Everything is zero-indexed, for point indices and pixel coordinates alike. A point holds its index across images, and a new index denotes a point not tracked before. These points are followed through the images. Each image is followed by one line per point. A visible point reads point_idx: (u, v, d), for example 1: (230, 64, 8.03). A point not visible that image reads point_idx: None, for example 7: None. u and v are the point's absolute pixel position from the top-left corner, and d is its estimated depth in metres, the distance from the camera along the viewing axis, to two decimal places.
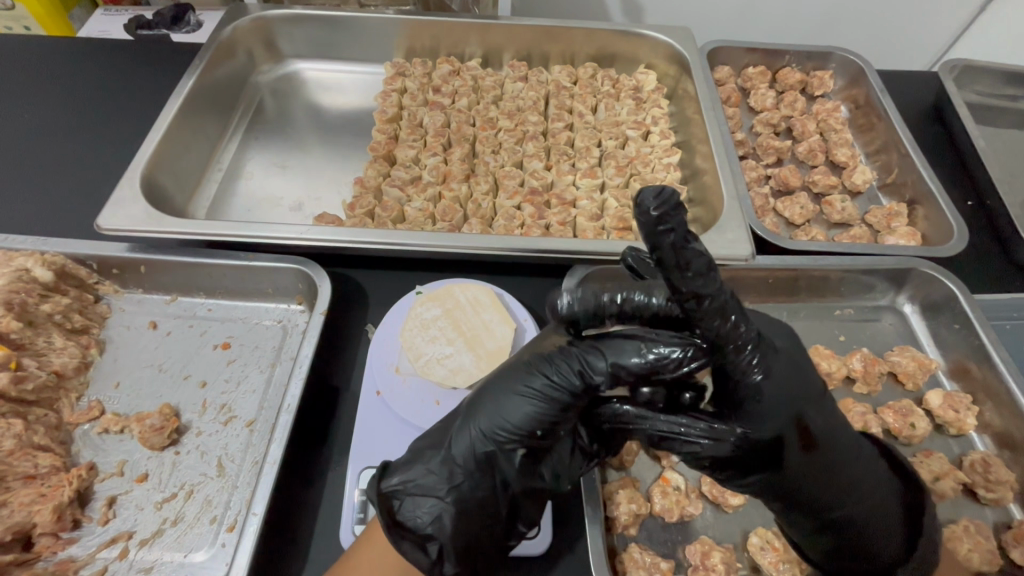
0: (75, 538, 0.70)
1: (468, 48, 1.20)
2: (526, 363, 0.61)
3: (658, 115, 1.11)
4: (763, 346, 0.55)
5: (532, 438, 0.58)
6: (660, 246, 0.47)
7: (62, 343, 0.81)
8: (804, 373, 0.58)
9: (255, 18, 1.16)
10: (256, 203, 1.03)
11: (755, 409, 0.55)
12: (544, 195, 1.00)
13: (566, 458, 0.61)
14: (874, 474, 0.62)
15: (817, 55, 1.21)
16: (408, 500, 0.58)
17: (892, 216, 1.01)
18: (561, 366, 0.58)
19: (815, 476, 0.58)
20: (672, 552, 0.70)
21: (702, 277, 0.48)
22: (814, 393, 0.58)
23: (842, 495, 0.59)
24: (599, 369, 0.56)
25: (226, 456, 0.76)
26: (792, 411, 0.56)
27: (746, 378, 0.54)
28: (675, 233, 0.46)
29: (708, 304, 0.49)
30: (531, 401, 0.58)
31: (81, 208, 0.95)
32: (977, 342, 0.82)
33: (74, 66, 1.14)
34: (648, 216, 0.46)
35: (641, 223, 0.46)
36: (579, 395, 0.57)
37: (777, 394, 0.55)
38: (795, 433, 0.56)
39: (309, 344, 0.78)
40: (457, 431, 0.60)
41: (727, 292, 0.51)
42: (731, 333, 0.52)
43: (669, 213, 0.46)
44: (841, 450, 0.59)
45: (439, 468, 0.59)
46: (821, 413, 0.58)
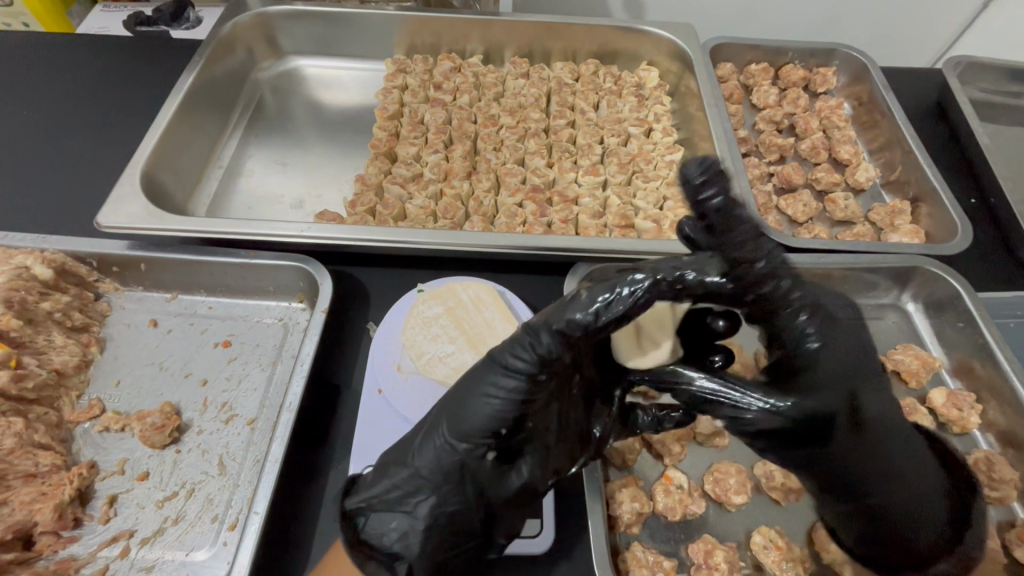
0: (75, 537, 0.70)
1: (469, 45, 1.20)
2: (482, 364, 0.61)
3: (660, 112, 1.10)
4: (821, 318, 0.62)
5: (497, 437, 0.59)
6: (706, 209, 0.62)
7: (62, 342, 0.80)
8: (862, 352, 0.64)
9: (255, 14, 1.15)
10: (257, 201, 1.03)
11: (813, 379, 0.61)
12: (546, 192, 1.00)
13: (538, 452, 0.61)
14: (918, 464, 0.65)
15: (820, 52, 1.21)
16: (374, 517, 0.60)
17: (895, 214, 1.00)
18: (518, 358, 0.59)
19: (864, 456, 0.63)
20: (675, 551, 0.70)
21: (752, 243, 0.60)
22: (869, 371, 0.64)
23: (885, 477, 0.63)
24: (550, 343, 0.59)
25: (227, 455, 0.76)
26: (846, 386, 0.62)
27: (803, 345, 0.62)
28: (718, 196, 0.61)
29: (763, 266, 0.60)
30: (489, 399, 0.59)
31: (81, 205, 0.94)
32: (981, 340, 0.82)
33: (73, 62, 1.14)
34: (693, 181, 0.62)
35: (686, 184, 0.62)
36: (536, 379, 0.59)
37: (836, 367, 0.62)
38: (847, 410, 0.61)
39: (310, 342, 0.78)
40: (419, 443, 0.61)
41: (779, 259, 0.61)
42: (783, 296, 0.61)
43: (710, 178, 0.61)
44: (893, 435, 0.64)
45: (403, 483, 0.60)
46: (874, 395, 0.64)
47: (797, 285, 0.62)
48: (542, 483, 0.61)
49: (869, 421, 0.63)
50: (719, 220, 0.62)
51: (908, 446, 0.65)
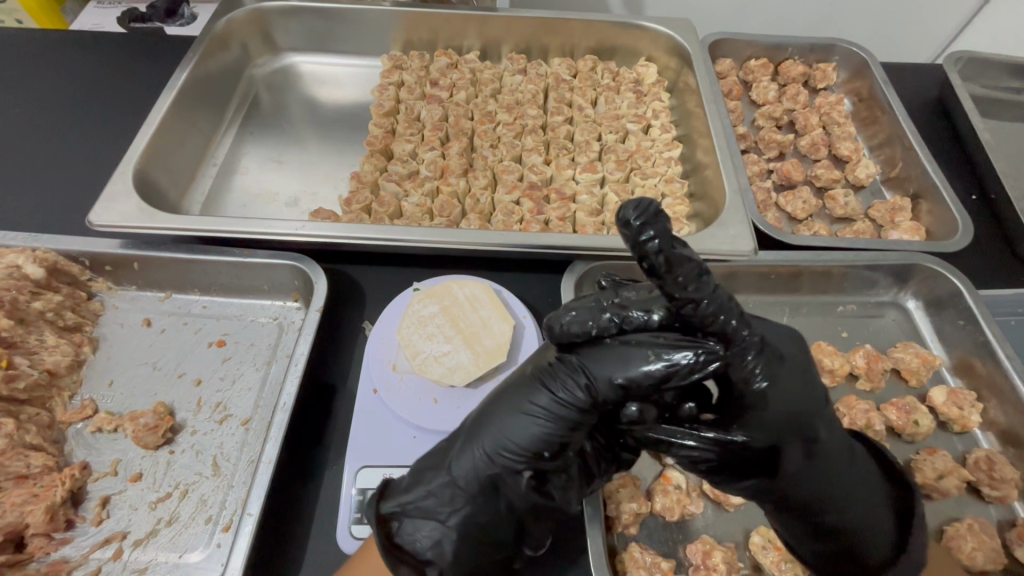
0: (68, 539, 0.69)
1: (466, 41, 1.18)
2: (533, 378, 0.58)
3: (659, 109, 1.09)
4: (770, 355, 0.53)
5: (540, 460, 0.57)
6: (645, 256, 0.45)
7: (54, 341, 0.79)
8: (811, 384, 0.55)
9: (249, 10, 1.14)
10: (252, 198, 1.02)
11: (760, 417, 0.53)
12: (543, 189, 0.99)
13: (575, 480, 0.59)
14: (865, 481, 0.59)
15: (820, 47, 1.20)
16: (407, 522, 0.59)
17: (895, 211, 0.99)
18: (567, 384, 0.56)
19: (806, 482, 0.57)
20: (673, 551, 0.69)
21: (696, 283, 0.47)
22: (819, 402, 0.56)
23: (825, 500, 0.58)
24: (603, 388, 0.54)
25: (221, 455, 0.75)
26: (795, 424, 0.54)
27: (750, 386, 0.52)
28: (660, 242, 0.44)
29: (708, 305, 0.48)
30: (538, 420, 0.56)
31: (74, 204, 0.94)
32: (982, 338, 0.81)
33: (66, 59, 1.12)
34: (629, 225, 0.45)
35: (626, 237, 0.45)
36: (588, 411, 0.55)
37: (785, 403, 0.53)
38: (796, 448, 0.55)
39: (304, 341, 0.77)
40: (459, 451, 0.59)
41: (724, 293, 0.49)
42: (735, 335, 0.50)
43: (649, 223, 0.45)
44: (840, 454, 0.58)
45: (440, 491, 0.59)
46: (823, 423, 0.56)
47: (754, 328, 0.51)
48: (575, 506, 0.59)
49: (818, 452, 0.56)
50: (667, 265, 0.46)
51: (852, 464, 0.59)
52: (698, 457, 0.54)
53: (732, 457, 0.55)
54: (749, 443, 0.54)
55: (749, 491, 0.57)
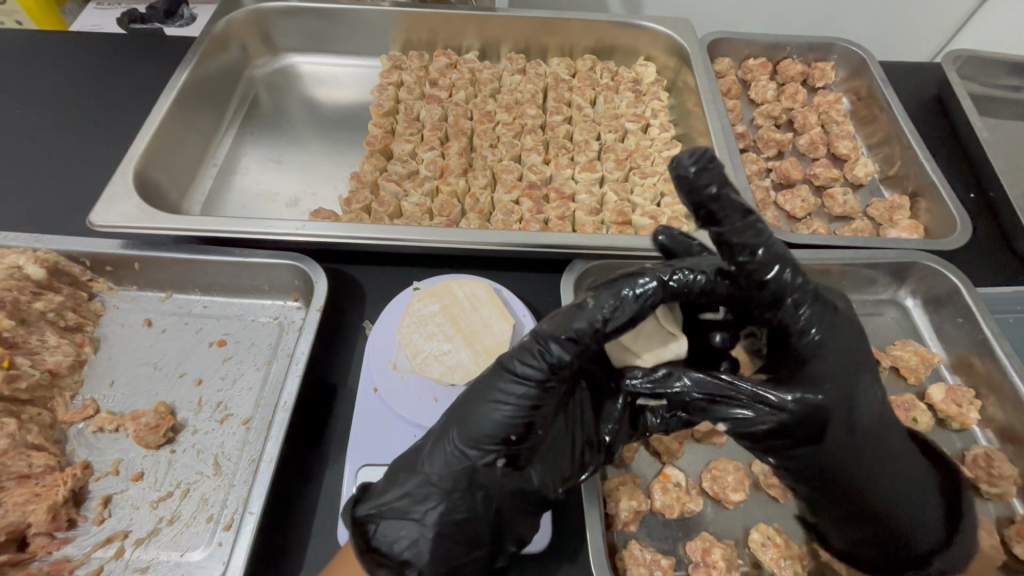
0: (70, 538, 0.69)
1: (465, 41, 1.19)
2: (493, 368, 0.60)
3: (658, 108, 1.09)
4: (822, 306, 0.60)
5: (509, 444, 0.58)
6: (705, 201, 0.54)
7: (56, 341, 0.80)
8: (858, 344, 0.61)
9: (249, 11, 1.14)
10: (252, 199, 1.02)
11: (818, 369, 0.60)
12: (543, 189, 0.99)
13: (549, 464, 0.61)
14: (906, 461, 0.65)
15: (818, 46, 1.20)
16: (384, 524, 0.58)
17: (894, 209, 1.00)
18: (524, 361, 0.58)
19: (853, 458, 0.61)
20: (673, 548, 0.70)
21: (753, 230, 0.56)
22: (865, 363, 0.62)
23: (873, 472, 0.62)
24: (563, 351, 0.57)
25: (222, 455, 0.75)
26: (849, 387, 0.60)
27: (804, 336, 0.60)
28: (716, 186, 0.54)
29: (763, 254, 0.57)
30: (502, 404, 0.58)
31: (75, 205, 0.94)
32: (981, 335, 0.82)
33: (66, 60, 1.13)
34: (686, 172, 0.54)
35: (683, 181, 0.54)
36: (545, 383, 0.58)
37: (838, 359, 0.60)
38: (841, 415, 0.59)
39: (304, 340, 0.77)
40: (430, 450, 0.60)
41: (777, 245, 0.58)
42: (789, 284, 0.58)
43: (705, 170, 0.53)
44: (888, 442, 0.63)
45: (413, 490, 0.59)
46: (872, 388, 0.62)
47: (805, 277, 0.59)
48: (553, 490, 0.61)
49: (865, 419, 0.61)
50: (719, 211, 0.55)
51: (898, 454, 0.64)
52: (765, 420, 0.59)
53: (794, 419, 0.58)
54: (784, 405, 0.59)
55: (799, 461, 0.61)
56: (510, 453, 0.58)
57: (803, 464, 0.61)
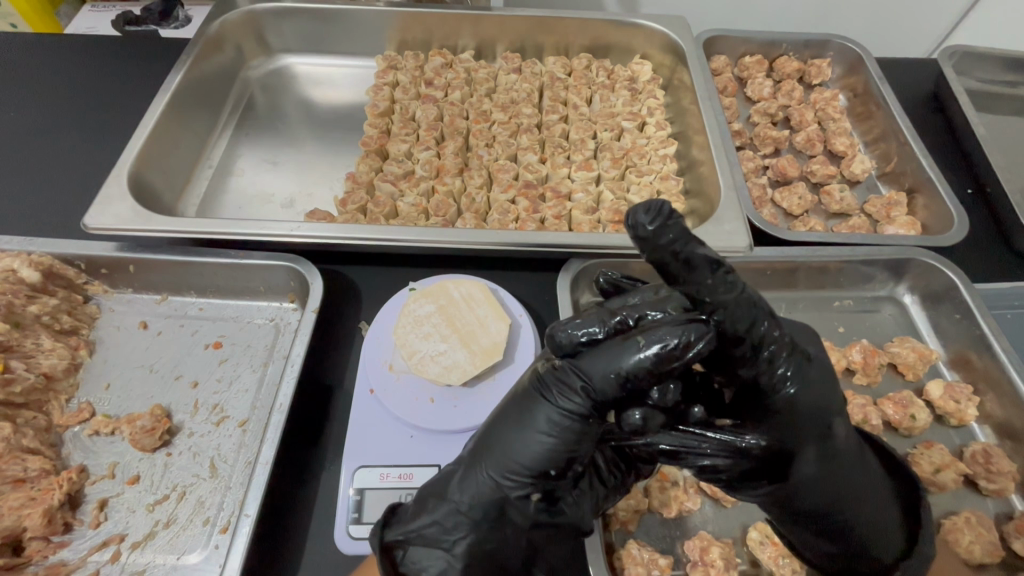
0: (66, 542, 0.69)
1: (461, 40, 1.18)
2: (528, 395, 0.58)
3: (654, 106, 1.09)
4: (797, 357, 0.57)
5: (545, 477, 0.57)
6: (665, 258, 0.48)
7: (51, 345, 0.79)
8: (829, 387, 0.59)
9: (243, 12, 1.14)
10: (247, 200, 1.02)
11: (790, 417, 0.57)
12: (539, 188, 0.99)
13: (585, 495, 0.60)
14: (877, 484, 0.62)
15: (815, 43, 1.20)
16: (413, 550, 0.59)
17: (892, 206, 0.99)
18: (565, 393, 0.56)
19: (823, 487, 0.59)
20: (671, 547, 0.69)
21: (725, 284, 0.51)
22: (835, 402, 0.59)
23: (841, 500, 0.60)
24: (606, 390, 0.53)
25: (218, 457, 0.75)
26: (818, 428, 0.57)
27: (779, 391, 0.56)
28: (677, 242, 0.47)
29: (733, 309, 0.51)
30: (542, 436, 0.56)
31: (69, 207, 0.94)
32: (978, 332, 0.81)
33: (60, 63, 1.12)
34: (644, 230, 0.47)
35: (638, 238, 0.48)
36: (590, 418, 0.55)
37: (812, 402, 0.57)
38: (812, 449, 0.58)
39: (300, 341, 0.77)
40: (464, 478, 0.59)
41: (747, 294, 0.52)
42: (767, 336, 0.54)
43: (665, 226, 0.47)
44: (855, 463, 0.60)
45: (443, 519, 0.59)
46: (842, 423, 0.59)
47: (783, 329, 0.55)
48: (587, 521, 0.60)
49: (835, 454, 0.59)
50: (683, 269, 0.49)
51: (866, 469, 0.61)
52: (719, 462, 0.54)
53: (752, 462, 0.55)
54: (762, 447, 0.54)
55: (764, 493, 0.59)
56: (547, 486, 0.57)
57: (771, 496, 0.59)
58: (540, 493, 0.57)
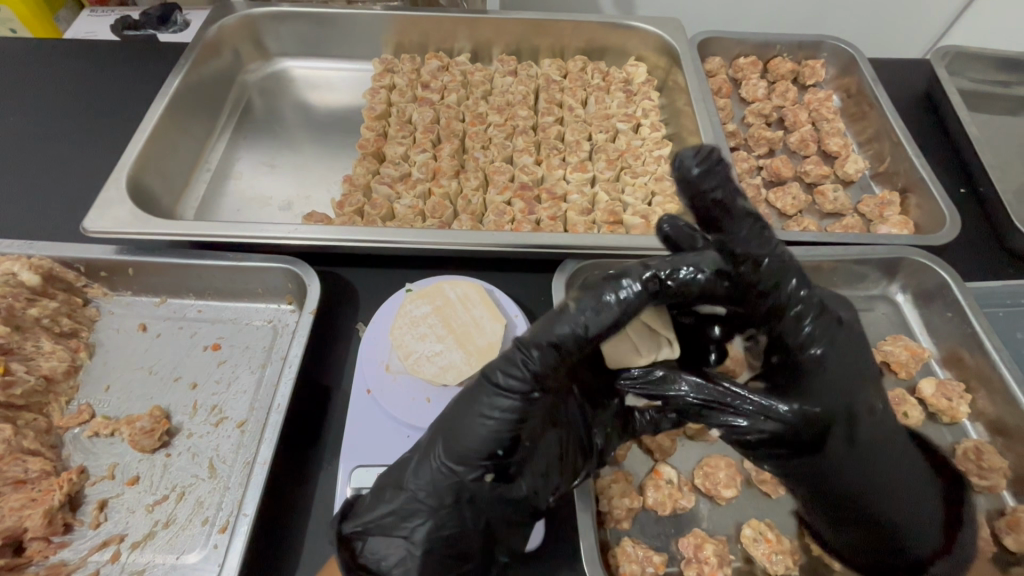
0: (66, 542, 0.70)
1: (457, 43, 1.19)
2: (478, 379, 0.59)
3: (648, 108, 1.10)
4: (830, 323, 0.59)
5: (494, 459, 0.57)
6: (706, 202, 0.56)
7: (51, 347, 0.80)
8: (861, 359, 0.60)
9: (241, 16, 1.15)
10: (245, 203, 1.03)
11: (816, 384, 0.59)
12: (535, 190, 1.00)
13: (539, 478, 0.61)
14: (909, 475, 0.64)
15: (808, 45, 1.21)
16: (371, 541, 0.60)
17: (884, 205, 1.00)
18: (506, 372, 0.56)
19: (855, 467, 0.61)
20: (666, 545, 0.70)
21: (758, 239, 0.57)
22: (869, 378, 0.61)
23: (874, 487, 0.62)
24: (544, 358, 0.55)
25: (217, 458, 0.76)
26: (846, 399, 0.59)
27: (805, 352, 0.59)
28: (719, 187, 0.55)
29: (769, 264, 0.57)
30: (486, 419, 0.57)
31: (69, 211, 0.94)
32: (970, 330, 0.82)
33: (60, 68, 1.13)
34: (688, 172, 0.56)
35: (685, 178, 0.56)
36: (531, 395, 0.56)
37: (839, 371, 0.59)
38: (843, 425, 0.59)
39: (298, 343, 0.78)
40: (419, 465, 0.59)
41: (784, 253, 0.58)
42: (794, 294, 0.58)
43: (709, 172, 0.55)
44: (887, 448, 0.62)
45: (399, 510, 0.59)
46: (874, 398, 0.61)
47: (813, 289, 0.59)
48: (541, 500, 0.61)
49: (864, 436, 0.60)
50: (722, 216, 0.56)
51: (899, 456, 0.63)
52: (751, 425, 0.59)
53: (785, 427, 0.58)
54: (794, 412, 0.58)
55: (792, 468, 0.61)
56: (498, 468, 0.58)
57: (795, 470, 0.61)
58: (492, 475, 0.58)
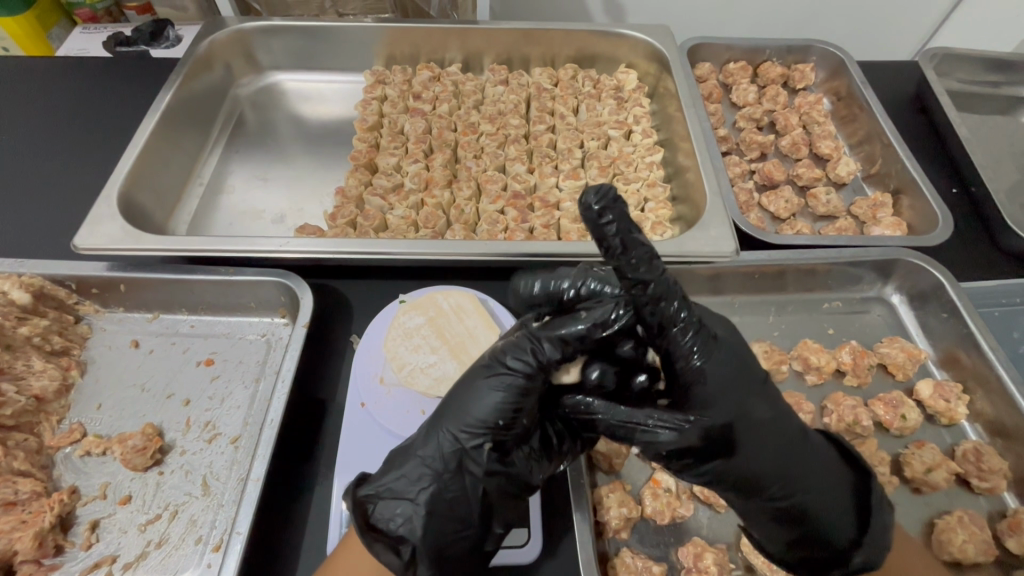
0: (57, 565, 0.68)
1: (447, 54, 1.20)
2: (487, 359, 0.60)
3: (640, 115, 1.10)
4: (706, 333, 0.54)
5: (497, 430, 0.57)
6: (607, 238, 0.49)
7: (41, 366, 0.79)
8: (745, 361, 0.57)
9: (232, 30, 1.15)
10: (238, 217, 1.03)
11: (704, 394, 0.55)
12: (528, 199, 1.00)
13: (536, 452, 0.61)
14: (824, 471, 0.61)
15: (797, 49, 1.21)
16: (382, 505, 0.58)
17: (877, 207, 1.00)
18: (515, 353, 0.58)
19: (768, 468, 0.58)
20: (666, 555, 0.69)
21: (648, 265, 0.50)
22: (755, 383, 0.57)
23: (786, 481, 0.59)
24: (551, 351, 0.58)
25: (210, 475, 0.75)
26: (740, 404, 0.56)
27: (688, 363, 0.55)
28: (619, 226, 0.48)
29: (654, 288, 0.51)
30: (494, 391, 0.57)
31: (60, 230, 0.94)
32: (966, 330, 0.82)
33: (51, 86, 1.13)
34: (590, 211, 0.48)
35: (587, 221, 0.48)
36: (533, 377, 0.57)
37: (725, 378, 0.55)
38: (740, 425, 0.56)
39: (292, 357, 0.77)
40: (427, 433, 0.60)
41: (670, 278, 0.52)
42: (674, 316, 0.53)
43: (612, 208, 0.48)
44: (795, 446, 0.59)
45: (410, 472, 0.59)
46: (763, 403, 0.58)
47: (689, 302, 0.54)
48: (536, 476, 0.60)
49: (768, 435, 0.58)
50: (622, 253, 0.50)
51: (817, 454, 0.61)
52: (666, 442, 0.53)
53: (692, 440, 0.54)
54: (699, 423, 0.54)
55: (705, 476, 0.57)
56: (498, 440, 0.58)
57: (713, 477, 0.57)
58: (492, 446, 0.58)
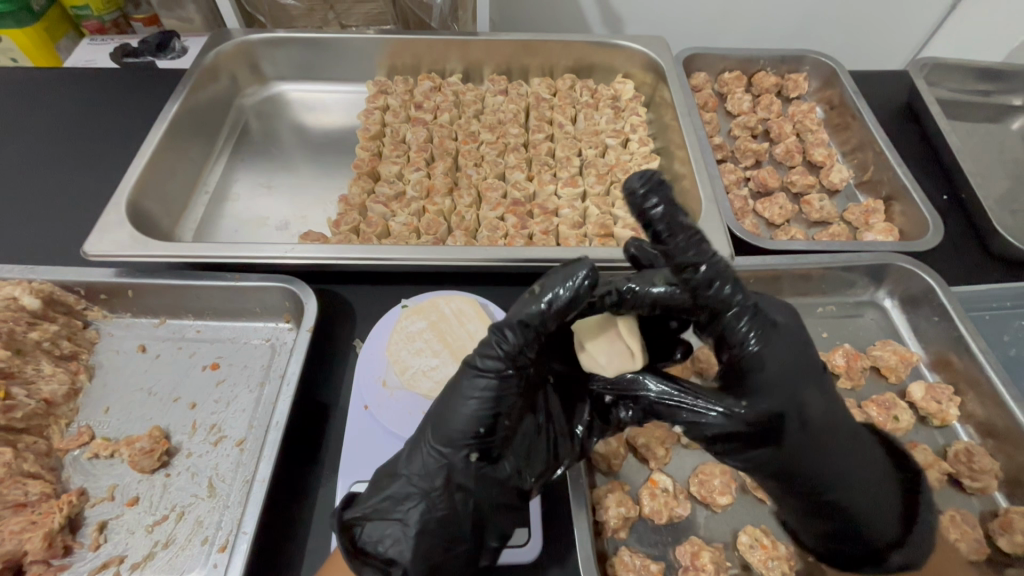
0: (65, 565, 0.70)
1: (448, 65, 1.22)
2: (461, 370, 0.62)
3: (637, 123, 1.13)
4: (763, 319, 0.59)
5: (479, 439, 0.59)
6: (653, 220, 0.55)
7: (51, 370, 0.81)
8: (802, 351, 0.60)
9: (237, 42, 1.17)
10: (243, 225, 1.04)
11: (761, 380, 0.58)
12: (527, 206, 1.01)
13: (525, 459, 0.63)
14: (867, 466, 0.63)
15: (791, 59, 1.24)
16: (369, 526, 0.60)
17: (869, 213, 1.02)
18: (486, 354, 0.59)
19: (815, 459, 0.60)
20: (664, 553, 0.71)
21: (697, 249, 0.55)
22: (811, 376, 0.60)
23: (831, 475, 0.61)
24: (513, 338, 0.57)
25: (216, 476, 0.76)
26: (795, 395, 0.59)
27: (744, 349, 0.59)
28: (663, 207, 0.54)
29: (706, 271, 0.56)
30: (470, 400, 0.59)
31: (69, 237, 0.96)
32: (957, 333, 0.84)
33: (59, 96, 1.15)
34: (634, 191, 0.55)
35: (632, 201, 0.55)
36: (507, 376, 0.59)
37: (781, 365, 0.59)
38: (794, 415, 0.59)
39: (296, 360, 0.78)
40: (412, 451, 0.62)
41: (721, 261, 0.57)
42: (728, 299, 0.57)
43: (655, 190, 0.54)
44: (845, 440, 0.62)
45: (396, 492, 0.61)
46: (818, 396, 0.61)
47: (744, 288, 0.58)
48: (526, 480, 0.63)
49: (819, 428, 0.60)
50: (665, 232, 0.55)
51: (863, 450, 0.63)
52: (713, 424, 0.59)
53: (739, 424, 0.58)
54: (750, 410, 0.58)
55: (750, 462, 0.61)
56: (483, 449, 0.60)
57: (758, 464, 0.60)
58: (476, 457, 0.60)
